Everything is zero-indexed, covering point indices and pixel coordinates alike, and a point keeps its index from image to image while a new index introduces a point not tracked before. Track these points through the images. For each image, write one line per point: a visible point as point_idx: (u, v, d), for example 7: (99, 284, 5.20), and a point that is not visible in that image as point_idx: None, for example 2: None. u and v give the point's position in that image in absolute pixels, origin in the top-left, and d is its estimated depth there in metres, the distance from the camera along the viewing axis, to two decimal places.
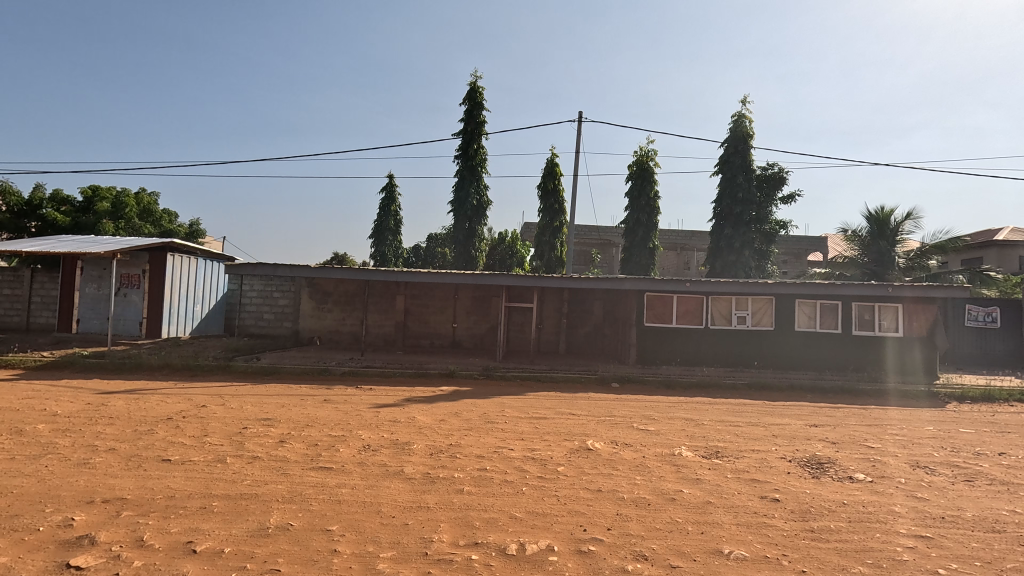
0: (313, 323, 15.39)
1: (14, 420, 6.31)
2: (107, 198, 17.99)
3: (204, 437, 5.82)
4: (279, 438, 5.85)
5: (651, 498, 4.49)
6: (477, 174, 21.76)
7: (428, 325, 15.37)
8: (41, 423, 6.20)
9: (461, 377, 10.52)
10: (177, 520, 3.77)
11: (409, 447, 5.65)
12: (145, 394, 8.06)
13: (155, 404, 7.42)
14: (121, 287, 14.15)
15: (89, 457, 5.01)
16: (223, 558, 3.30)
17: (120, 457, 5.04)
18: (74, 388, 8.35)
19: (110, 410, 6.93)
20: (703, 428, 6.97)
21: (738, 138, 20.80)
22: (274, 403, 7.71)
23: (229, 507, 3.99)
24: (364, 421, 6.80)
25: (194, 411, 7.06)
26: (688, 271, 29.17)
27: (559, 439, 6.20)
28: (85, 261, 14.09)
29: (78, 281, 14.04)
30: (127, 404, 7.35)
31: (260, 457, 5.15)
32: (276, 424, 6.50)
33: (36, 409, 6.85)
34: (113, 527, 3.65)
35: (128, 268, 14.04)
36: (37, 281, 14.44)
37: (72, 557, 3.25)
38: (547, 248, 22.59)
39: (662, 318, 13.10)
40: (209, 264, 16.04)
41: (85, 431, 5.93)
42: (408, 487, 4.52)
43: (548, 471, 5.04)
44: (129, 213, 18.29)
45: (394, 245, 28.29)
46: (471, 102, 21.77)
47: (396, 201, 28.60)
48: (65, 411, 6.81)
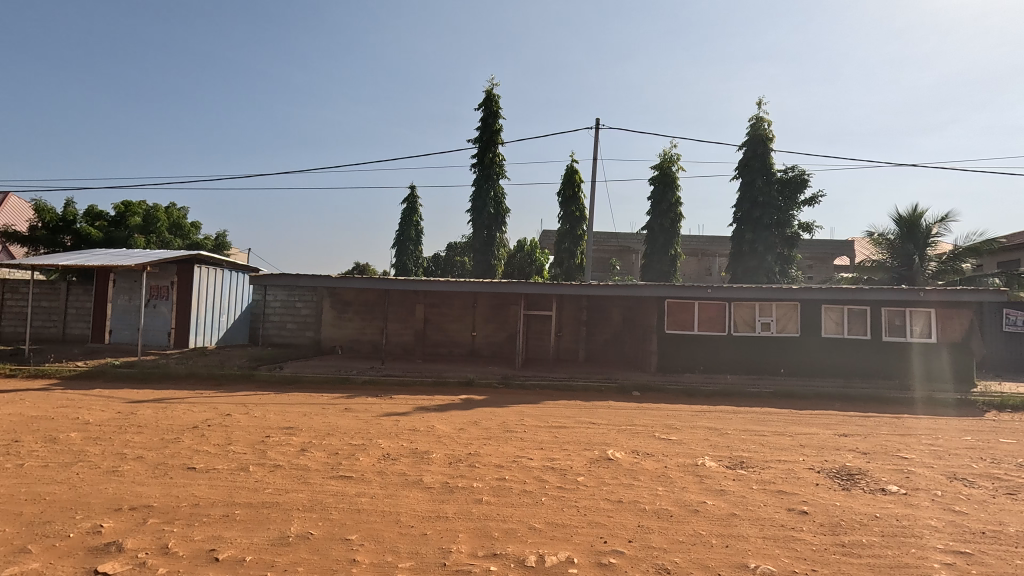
0: (334, 332, 15.61)
1: (48, 428, 6.53)
2: (139, 212, 18.66)
3: (228, 445, 5.92)
4: (300, 447, 5.90)
5: (673, 509, 4.39)
6: (494, 183, 21.82)
7: (447, 333, 15.43)
8: (74, 431, 6.39)
9: (480, 386, 10.48)
10: (200, 528, 3.82)
11: (428, 456, 5.64)
12: (172, 403, 8.25)
13: (182, 412, 7.58)
14: (150, 299, 14.60)
15: (118, 465, 5.14)
16: (244, 567, 3.34)
17: (147, 465, 5.15)
18: (105, 397, 8.61)
19: (139, 419, 7.11)
20: (727, 437, 6.82)
21: (759, 141, 20.47)
22: (297, 412, 7.80)
23: (251, 516, 4.04)
24: (384, 429, 6.83)
25: (219, 420, 7.19)
26: (710, 277, 28.76)
27: (578, 448, 6.13)
28: (117, 275, 14.59)
29: (110, 293, 14.52)
30: (155, 413, 7.53)
31: (281, 466, 5.22)
32: (297, 432, 6.57)
33: (70, 418, 7.08)
34: (139, 534, 3.72)
35: (157, 280, 14.49)
36: (73, 293, 15.06)
37: (99, 564, 3.31)
38: (567, 255, 22.50)
39: (683, 325, 12.91)
40: (235, 274, 16.47)
41: (115, 438, 6.10)
42: (427, 497, 4.51)
43: (568, 481, 4.98)
44: (159, 227, 19.05)
45: (415, 255, 28.62)
46: (488, 110, 21.91)
47: (416, 211, 28.84)
48: (97, 419, 7.01)
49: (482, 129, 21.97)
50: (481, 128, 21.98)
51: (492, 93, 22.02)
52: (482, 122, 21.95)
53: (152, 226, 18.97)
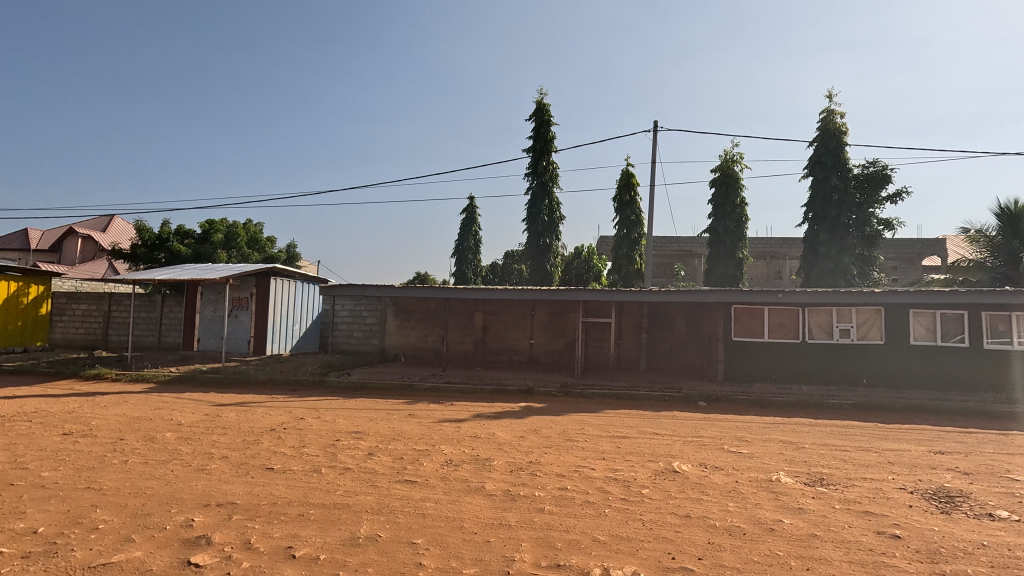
0: (398, 340, 16.14)
1: (147, 428, 7.18)
2: (220, 230, 20.22)
3: (302, 448, 6.25)
4: (368, 451, 6.13)
5: (746, 527, 4.17)
6: (549, 191, 21.84)
7: (506, 341, 15.54)
8: (169, 432, 6.99)
9: (539, 394, 10.44)
10: (279, 526, 4.05)
11: (490, 463, 5.68)
12: (252, 407, 8.82)
13: (261, 416, 8.09)
14: (232, 310, 15.75)
15: (206, 463, 5.56)
16: (318, 565, 3.49)
17: (231, 464, 5.54)
18: (195, 400, 9.34)
19: (224, 422, 7.66)
20: (804, 452, 6.39)
21: (831, 135, 19.23)
22: (364, 417, 8.11)
23: (323, 516, 4.23)
24: (446, 436, 6.95)
25: (293, 423, 7.60)
26: (780, 281, 27.24)
27: (642, 459, 5.96)
28: (204, 287, 15.86)
29: (198, 304, 15.80)
30: (237, 415, 8.09)
31: (351, 469, 5.43)
32: (365, 437, 6.82)
33: (165, 419, 7.74)
34: (225, 529, 3.99)
35: (239, 292, 15.63)
36: (167, 305, 16.52)
37: (191, 555, 3.58)
38: (625, 261, 22.09)
39: (752, 332, 12.29)
40: (306, 286, 17.44)
41: (203, 439, 6.61)
42: (489, 504, 4.54)
43: (632, 493, 4.85)
44: (239, 242, 20.53)
45: (474, 263, 29.11)
46: (540, 119, 22.02)
47: (475, 221, 29.39)
48: (188, 421, 7.63)
49: (535, 138, 22.09)
50: (535, 137, 22.11)
51: (543, 102, 22.07)
52: (535, 131, 22.07)
53: (233, 242, 20.48)
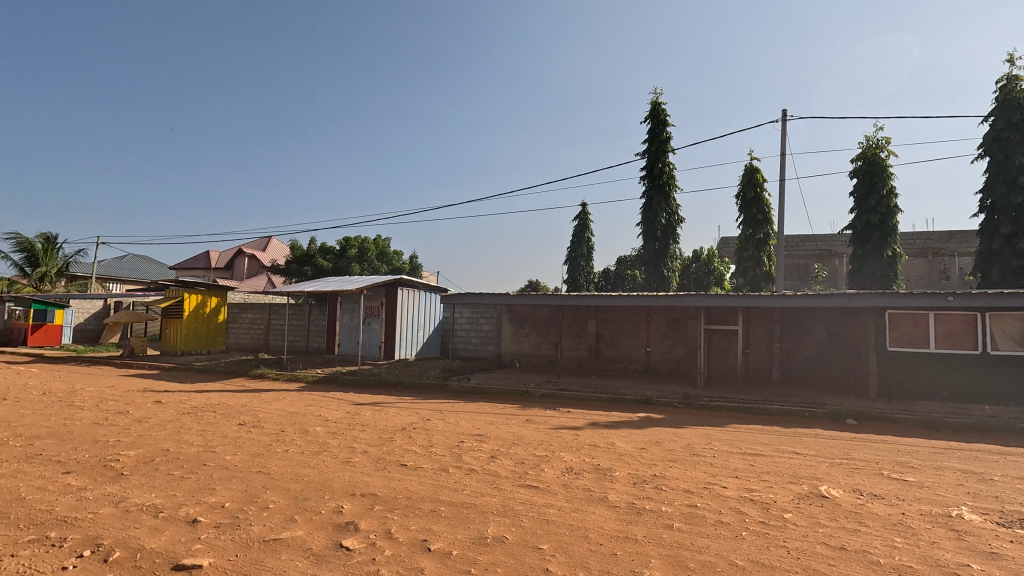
0: (513, 347, 16.53)
1: (302, 422, 8.16)
2: (355, 245, 22.43)
3: (430, 447, 6.65)
4: (490, 454, 6.34)
5: (920, 568, 3.58)
6: (666, 193, 20.99)
7: (621, 349, 15.16)
8: (319, 426, 7.87)
9: (659, 404, 10.02)
10: (414, 519, 4.34)
11: (612, 474, 5.56)
12: (385, 407, 9.60)
13: (393, 415, 8.77)
14: (366, 318, 17.33)
15: (350, 457, 6.16)
16: (452, 560, 3.67)
17: (371, 459, 6.07)
18: (338, 399, 10.42)
19: (362, 419, 8.43)
20: (993, 485, 5.34)
21: (1015, 107, 15.98)
22: (485, 421, 8.42)
23: (453, 514, 4.45)
24: (565, 443, 6.95)
25: (421, 424, 8.13)
26: (948, 282, 23.28)
27: (782, 481, 5.42)
28: (343, 297, 17.67)
29: (338, 312, 17.65)
30: (373, 414, 8.86)
31: (475, 470, 5.66)
32: (487, 440, 7.07)
33: (316, 415, 8.74)
34: (369, 518, 4.38)
35: (371, 301, 17.16)
36: (313, 313, 18.68)
37: (343, 539, 3.98)
38: (751, 264, 20.42)
39: (913, 341, 10.63)
40: (429, 295, 18.61)
41: (347, 434, 7.33)
42: (614, 515, 4.43)
43: (772, 517, 4.42)
44: (370, 256, 22.58)
45: (586, 270, 28.91)
46: (655, 120, 21.30)
47: (587, 228, 29.23)
48: (334, 417, 8.53)
49: (650, 140, 21.40)
50: (650, 138, 21.41)
51: (658, 102, 21.34)
52: (651, 133, 21.37)
53: (366, 256, 22.59)
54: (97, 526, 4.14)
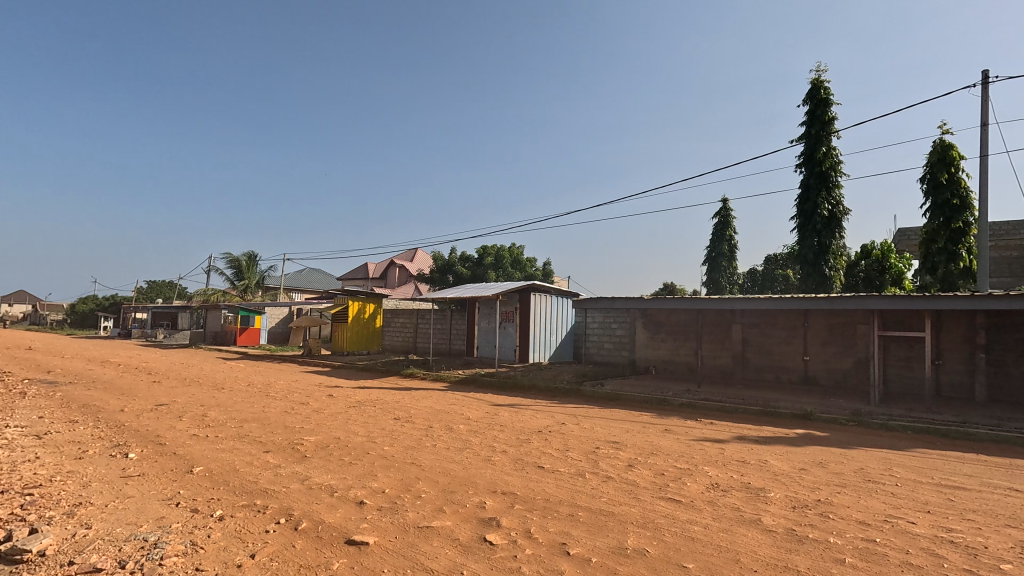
0: (649, 353, 15.94)
1: (447, 419, 8.79)
2: (492, 253, 23.60)
3: (566, 451, 6.70)
4: (628, 462, 6.19)
5: None
6: (829, 182, 18.58)
7: (772, 357, 13.75)
8: (463, 424, 8.41)
9: (821, 421, 8.87)
10: (553, 521, 4.41)
11: (765, 494, 5.06)
12: (522, 409, 9.91)
13: (530, 418, 9.01)
14: (502, 322, 18.09)
15: (491, 455, 6.47)
16: (591, 567, 3.65)
17: (510, 459, 6.31)
18: (478, 399, 11.03)
19: (501, 420, 8.81)
20: None
21: None
22: (621, 428, 8.24)
23: (591, 520, 4.43)
24: (709, 457, 6.49)
25: (557, 427, 8.23)
26: None
27: (995, 522, 4.43)
28: (481, 303, 18.69)
29: (476, 317, 18.70)
30: (511, 415, 9.20)
31: (613, 478, 5.56)
32: (623, 448, 6.91)
33: (459, 413, 9.36)
34: (510, 515, 4.55)
35: (506, 306, 17.88)
36: (454, 318, 20.03)
37: (487, 533, 4.19)
38: (943, 259, 17.04)
39: None
40: (561, 300, 18.80)
41: (487, 433, 7.72)
42: (769, 541, 4.03)
43: (983, 566, 3.63)
44: (505, 263, 23.53)
45: (729, 271, 26.78)
46: (816, 100, 18.99)
47: (729, 225, 27.12)
48: (475, 417, 9.05)
49: (808, 123, 19.14)
50: (808, 121, 19.15)
51: (820, 80, 19.01)
52: (810, 115, 19.10)
53: (501, 263, 23.62)
54: (289, 499, 4.92)
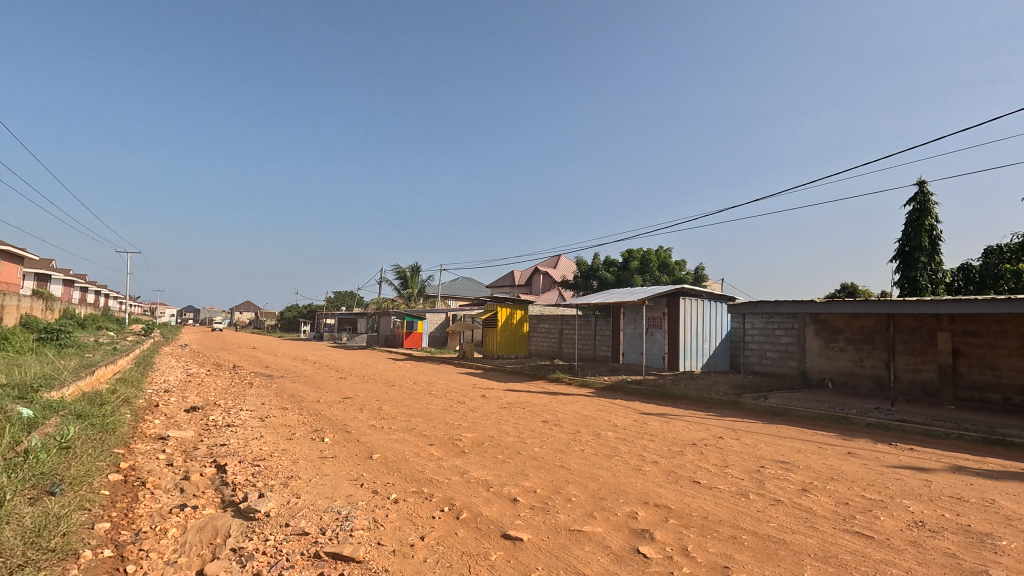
0: (823, 364, 14.07)
1: (594, 425, 8.76)
2: (637, 257, 22.94)
3: (725, 467, 6.21)
4: (800, 486, 5.51)
5: None
6: None
7: (998, 373, 11.08)
8: (611, 431, 8.29)
9: None
10: (712, 541, 4.12)
11: (993, 542, 4.09)
12: (673, 419, 9.43)
13: (682, 429, 8.54)
14: (649, 328, 17.44)
15: (641, 465, 6.27)
16: None
17: (662, 470, 6.05)
18: (625, 407, 10.79)
19: (650, 429, 8.50)
20: None
21: None
22: (790, 447, 7.36)
23: (758, 546, 4.03)
24: (910, 488, 5.47)
25: (713, 441, 7.67)
26: None
27: None
28: (626, 308, 18.25)
29: (622, 322, 18.31)
30: (661, 425, 8.82)
31: (782, 501, 4.99)
32: (795, 469, 6.16)
33: (606, 420, 9.25)
34: (664, 529, 4.36)
35: (654, 311, 17.20)
36: (599, 323, 19.88)
37: (639, 544, 4.07)
38: None
39: None
40: (715, 304, 17.47)
41: (636, 442, 7.51)
42: None
43: None
44: (651, 267, 22.65)
45: (931, 268, 22.30)
46: None
47: (930, 213, 22.61)
48: (623, 424, 8.86)
49: None
50: None
51: None
52: None
53: (647, 266, 22.81)
54: (450, 489, 5.35)
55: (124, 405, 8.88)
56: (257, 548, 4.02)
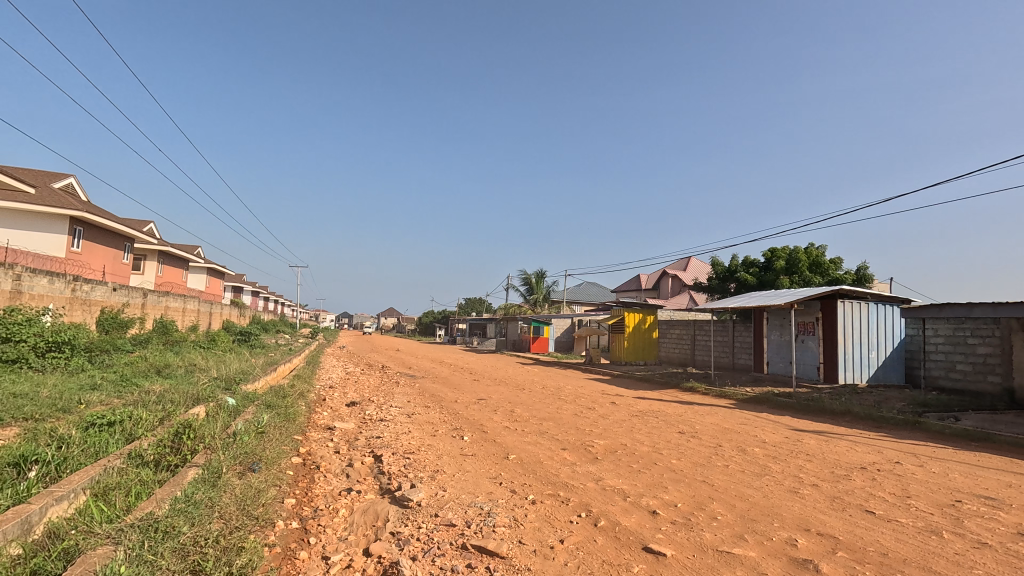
0: None
1: (738, 439, 8.10)
2: (783, 256, 20.84)
3: (908, 498, 5.32)
4: (1016, 529, 4.51)
5: None
6: None
7: None
8: (758, 447, 7.61)
9: None
10: None
11: None
12: (834, 438, 8.35)
13: (847, 450, 7.52)
14: (799, 335, 15.67)
15: (798, 487, 5.65)
16: None
17: (824, 495, 5.38)
18: (774, 421, 9.81)
19: (807, 448, 7.62)
20: None
21: None
22: (997, 480, 6.07)
23: None
24: None
25: (888, 466, 6.63)
26: None
27: None
28: (770, 313, 16.63)
29: (766, 328, 16.72)
30: (820, 444, 7.86)
31: (991, 546, 4.13)
32: (1007, 508, 5.06)
33: (752, 434, 8.51)
34: (832, 562, 3.86)
35: (805, 316, 15.43)
36: (738, 329, 18.39)
37: None
38: None
39: None
40: (884, 308, 15.12)
41: (791, 461, 6.78)
42: None
43: None
44: (800, 267, 20.19)
45: None
46: None
47: None
48: (772, 440, 8.07)
49: None
50: None
51: None
52: None
53: (795, 267, 20.39)
54: (587, 495, 5.33)
55: (300, 398, 10.34)
56: (412, 534, 4.40)
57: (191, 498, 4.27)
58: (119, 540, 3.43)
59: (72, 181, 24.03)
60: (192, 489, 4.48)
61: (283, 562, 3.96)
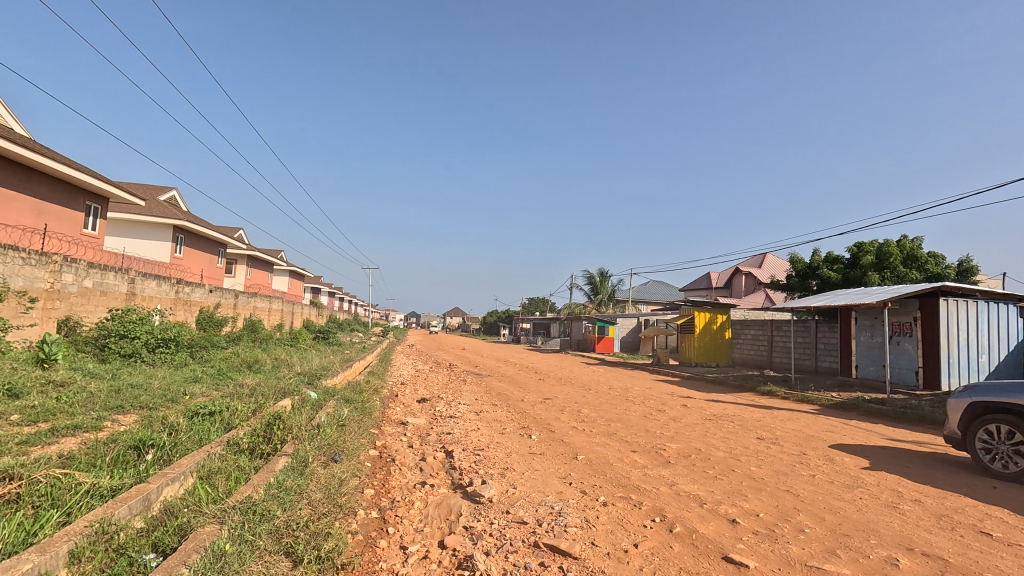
0: None
1: (825, 448, 7.55)
2: (871, 250, 19.13)
3: None
4: None
5: None
6: None
7: None
8: (848, 457, 7.04)
9: None
10: None
11: None
12: (937, 450, 7.57)
13: (954, 463, 6.78)
14: (894, 336, 14.37)
15: (898, 502, 5.17)
16: None
17: (929, 512, 4.89)
18: (865, 430, 9.04)
19: (904, 459, 6.97)
20: None
21: None
22: None
23: None
24: None
25: (1006, 483, 5.92)
26: None
27: None
28: (858, 312, 15.37)
29: (854, 329, 15.47)
30: (920, 456, 7.16)
31: None
32: None
33: (840, 443, 7.89)
34: None
35: (900, 316, 14.14)
36: (821, 330, 17.16)
37: None
38: None
39: None
40: (996, 307, 13.56)
41: (887, 473, 6.22)
42: None
43: None
44: (893, 262, 18.59)
45: None
46: None
47: None
48: (864, 450, 7.44)
49: None
50: None
51: None
52: None
53: (886, 262, 18.79)
54: (660, 500, 5.18)
55: (375, 394, 10.83)
56: (486, 529, 4.49)
57: (283, 484, 4.60)
58: (223, 519, 3.77)
59: (175, 193, 26.62)
60: (283, 475, 4.82)
61: (365, 549, 4.17)
